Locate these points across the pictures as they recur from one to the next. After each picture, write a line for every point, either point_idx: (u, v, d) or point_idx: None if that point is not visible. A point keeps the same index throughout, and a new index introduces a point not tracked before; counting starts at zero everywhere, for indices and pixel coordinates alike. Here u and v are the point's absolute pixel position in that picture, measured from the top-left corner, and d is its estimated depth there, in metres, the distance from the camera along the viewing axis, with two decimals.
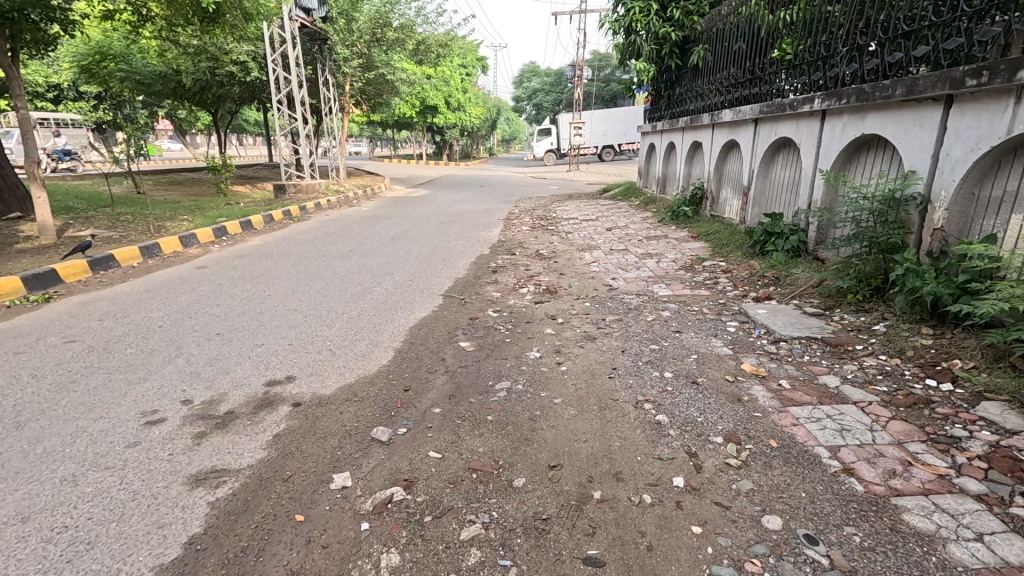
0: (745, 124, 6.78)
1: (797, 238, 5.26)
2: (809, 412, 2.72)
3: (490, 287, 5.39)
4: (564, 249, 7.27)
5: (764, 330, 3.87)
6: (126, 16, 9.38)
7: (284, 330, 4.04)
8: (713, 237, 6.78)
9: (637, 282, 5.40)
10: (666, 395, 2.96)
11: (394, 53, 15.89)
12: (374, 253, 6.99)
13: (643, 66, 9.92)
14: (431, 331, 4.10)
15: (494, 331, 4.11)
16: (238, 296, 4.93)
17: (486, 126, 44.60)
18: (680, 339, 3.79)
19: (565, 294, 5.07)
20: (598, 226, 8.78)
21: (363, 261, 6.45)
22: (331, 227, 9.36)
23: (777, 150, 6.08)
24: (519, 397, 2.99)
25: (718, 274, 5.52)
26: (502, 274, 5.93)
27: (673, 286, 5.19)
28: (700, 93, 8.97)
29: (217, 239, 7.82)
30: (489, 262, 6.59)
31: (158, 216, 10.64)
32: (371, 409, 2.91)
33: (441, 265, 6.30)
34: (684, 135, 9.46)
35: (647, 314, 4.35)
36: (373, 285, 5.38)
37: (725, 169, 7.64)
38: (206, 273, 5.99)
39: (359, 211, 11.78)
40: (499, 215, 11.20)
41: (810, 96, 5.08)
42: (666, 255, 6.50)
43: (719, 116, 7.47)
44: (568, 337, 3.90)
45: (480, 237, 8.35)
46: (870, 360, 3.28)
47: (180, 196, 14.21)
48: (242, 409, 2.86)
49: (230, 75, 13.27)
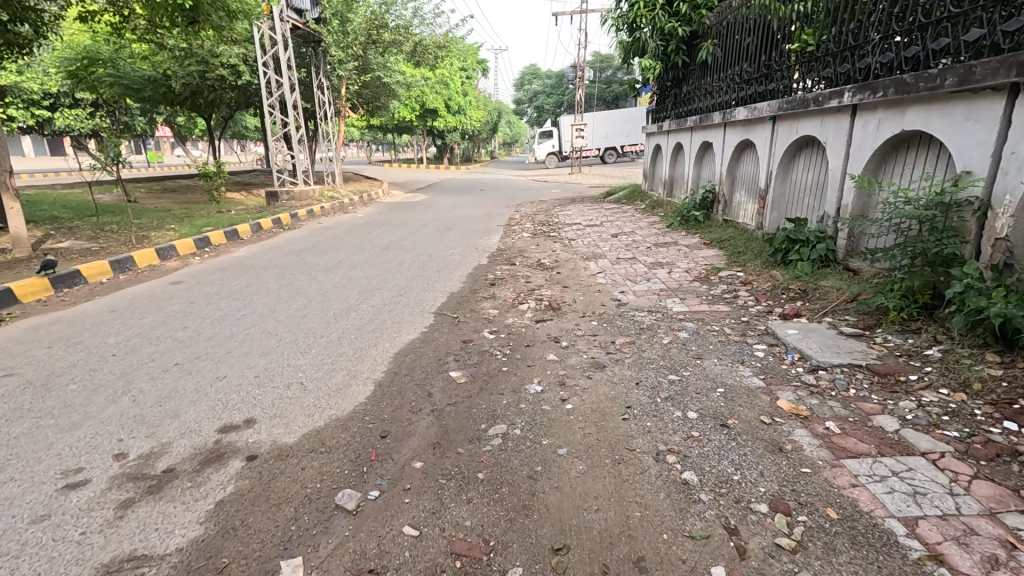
0: (760, 123, 6.29)
1: (825, 246, 4.77)
2: (870, 467, 2.24)
3: (487, 303, 4.92)
4: (567, 258, 6.80)
5: (798, 356, 3.38)
6: (107, 18, 8.98)
7: (252, 359, 3.57)
8: (728, 244, 6.30)
9: (648, 296, 4.92)
10: (692, 444, 2.47)
11: (390, 55, 15.44)
12: (364, 264, 6.53)
13: (649, 65, 9.39)
14: (419, 358, 3.62)
15: (490, 358, 3.63)
16: (209, 317, 4.47)
17: (486, 129, 44.23)
18: (702, 367, 3.30)
19: (570, 310, 4.59)
20: (602, 232, 8.31)
21: (351, 274, 5.99)
22: (323, 235, 8.91)
23: (798, 150, 5.60)
24: (516, 447, 2.51)
25: (737, 286, 5.04)
26: (500, 288, 5.46)
27: (688, 301, 4.71)
28: (710, 91, 8.48)
29: (199, 251, 7.36)
30: (487, 273, 6.12)
31: (144, 226, 10.22)
32: (340, 464, 2.44)
33: (434, 277, 5.84)
34: (693, 135, 8.98)
35: (662, 336, 3.87)
36: (359, 301, 4.92)
37: (738, 172, 7.17)
38: (180, 288, 5.53)
39: (354, 218, 11.35)
40: (499, 220, 10.74)
41: (839, 90, 4.59)
42: (678, 264, 6.02)
43: (732, 115, 6.99)
44: (574, 365, 3.43)
45: (478, 245, 7.90)
46: (930, 396, 2.79)
47: (171, 203, 13.84)
48: (184, 467, 2.39)
49: (221, 79, 12.87)
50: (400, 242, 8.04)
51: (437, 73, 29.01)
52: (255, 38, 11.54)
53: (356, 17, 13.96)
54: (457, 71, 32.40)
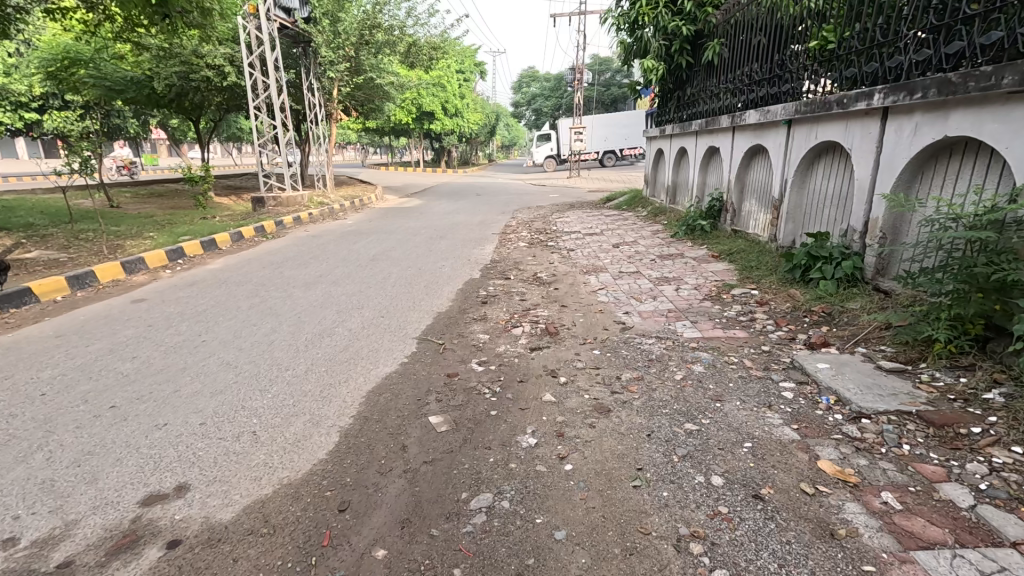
0: (774, 128, 5.82)
1: (851, 263, 4.30)
2: (950, 566, 1.76)
3: (477, 325, 4.45)
4: (565, 271, 6.34)
5: (834, 399, 2.90)
6: (81, 17, 8.57)
7: (200, 401, 3.08)
8: (739, 258, 5.84)
9: (655, 319, 4.45)
10: (721, 526, 1.99)
11: (383, 56, 15.00)
12: (346, 278, 6.06)
13: (651, 65, 8.85)
14: (395, 399, 3.14)
15: (477, 398, 3.16)
16: (164, 344, 3.98)
17: (484, 132, 43.82)
18: (723, 413, 2.83)
19: (570, 335, 4.12)
20: (603, 242, 7.84)
21: (331, 291, 5.51)
22: (307, 245, 8.42)
23: (817, 157, 5.13)
24: (503, 529, 2.04)
25: (753, 306, 4.58)
26: (492, 307, 4.99)
27: (699, 324, 4.25)
28: (715, 93, 8.04)
29: (172, 263, 6.87)
30: (479, 289, 5.65)
31: (122, 234, 9.74)
32: (283, 553, 1.95)
33: (421, 295, 5.37)
34: (698, 140, 8.53)
35: (675, 370, 3.39)
36: (335, 324, 4.44)
37: (748, 179, 6.71)
38: (141, 307, 5.04)
39: (343, 225, 10.88)
40: (494, 228, 10.27)
41: (868, 91, 4.13)
42: (685, 280, 5.56)
43: (742, 118, 6.53)
44: (574, 409, 2.95)
45: (471, 256, 7.44)
46: (1002, 456, 2.32)
47: (156, 209, 13.37)
48: (85, 559, 1.91)
49: (206, 81, 12.40)
50: (387, 253, 7.57)
51: (434, 75, 28.61)
52: (241, 37, 11.09)
53: (346, 17, 13.54)
54: (455, 73, 32.01)
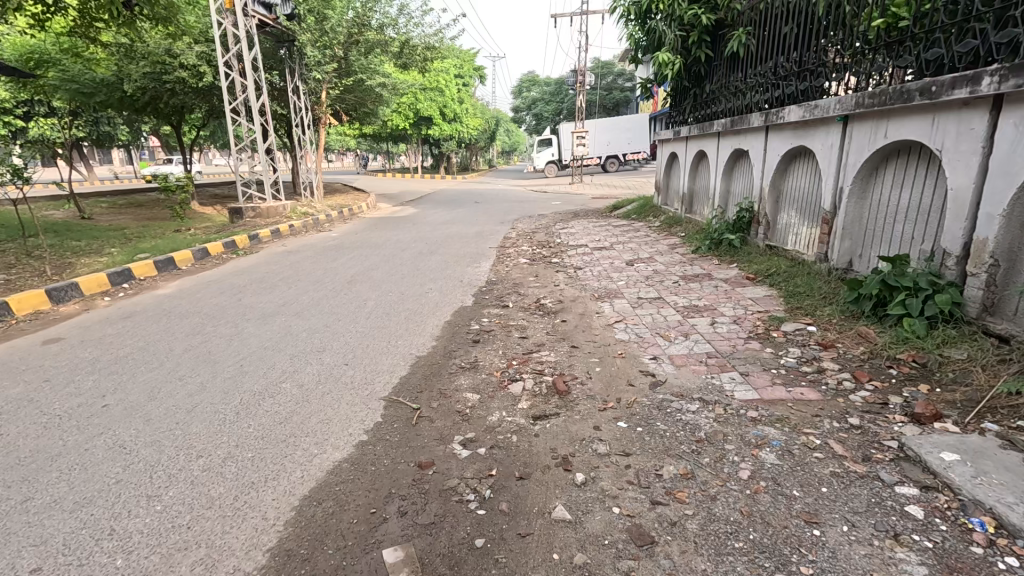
0: (823, 126, 4.85)
1: (947, 296, 3.34)
2: None
3: (463, 378, 3.47)
4: (574, 297, 5.38)
5: (994, 525, 1.92)
6: (27, 10, 7.70)
7: (51, 521, 2.12)
8: (783, 284, 4.87)
9: (692, 368, 3.49)
10: None
11: (374, 56, 14.22)
12: (313, 308, 5.10)
13: (667, 58, 7.98)
14: (339, 514, 2.18)
15: (459, 512, 2.19)
16: (50, 412, 3.02)
17: (484, 138, 43.05)
18: (829, 551, 1.85)
19: (585, 396, 3.15)
20: (614, 259, 6.88)
21: (291, 326, 4.56)
22: (280, 262, 7.47)
23: (885, 159, 4.17)
24: None
25: (816, 351, 3.61)
26: (485, 348, 4.02)
27: (752, 378, 3.28)
28: (740, 90, 7.12)
29: (115, 288, 5.91)
30: (470, 322, 4.69)
31: (80, 249, 8.83)
32: None
33: (398, 332, 4.39)
34: (719, 142, 7.58)
35: (735, 460, 2.41)
36: (283, 378, 3.47)
37: (786, 187, 5.76)
38: (50, 350, 4.07)
39: (327, 237, 9.94)
40: (492, 240, 9.31)
41: (973, 73, 3.16)
42: (720, 309, 4.60)
43: (778, 116, 5.58)
44: (600, 540, 1.98)
45: (463, 276, 6.46)
46: None
47: (129, 221, 12.46)
48: None
49: (182, 82, 11.50)
50: (369, 272, 6.61)
51: (431, 79, 27.82)
52: (215, 34, 10.20)
53: (333, 15, 12.71)
54: (453, 76, 31.21)
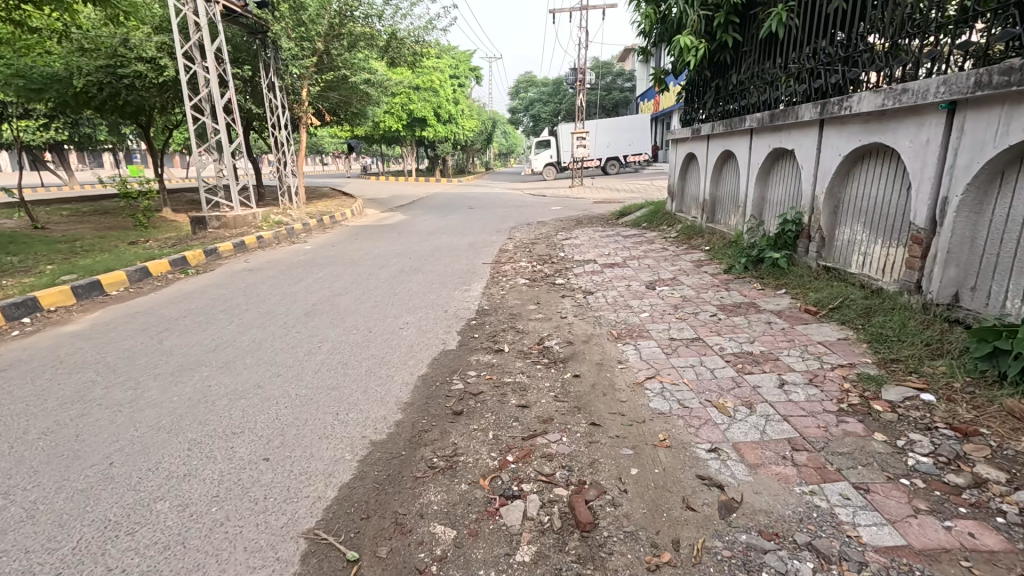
0: (913, 116, 3.71)
1: None
2: None
3: (433, 492, 2.31)
4: (587, 336, 4.22)
5: None
6: None
7: None
8: (864, 326, 3.72)
9: (776, 473, 2.34)
10: None
11: (359, 50, 13.08)
12: (249, 355, 3.92)
13: (690, 43, 6.74)
14: None
15: None
16: None
17: (481, 140, 41.90)
18: None
19: (621, 537, 1.99)
20: (632, 281, 5.73)
21: (208, 387, 3.37)
22: (233, 284, 6.30)
23: (1019, 160, 3.05)
24: None
25: (954, 441, 2.46)
26: (470, 426, 2.87)
27: (877, 496, 2.13)
28: (777, 80, 5.93)
29: (12, 324, 4.74)
30: (453, 377, 3.53)
31: (11, 266, 7.65)
32: None
33: (351, 398, 3.22)
34: (752, 142, 6.41)
35: None
36: (160, 497, 2.29)
37: (849, 195, 4.61)
38: None
39: (299, 250, 8.76)
40: (486, 253, 8.15)
41: None
42: (786, 361, 3.45)
43: (841, 105, 4.44)
44: None
45: (448, 304, 5.29)
46: None
47: (85, 230, 11.28)
48: None
49: (139, 76, 10.33)
50: (334, 298, 5.45)
51: (424, 79, 26.74)
52: (172, 20, 9.05)
53: (312, 4, 11.58)
54: (447, 74, 30.07)
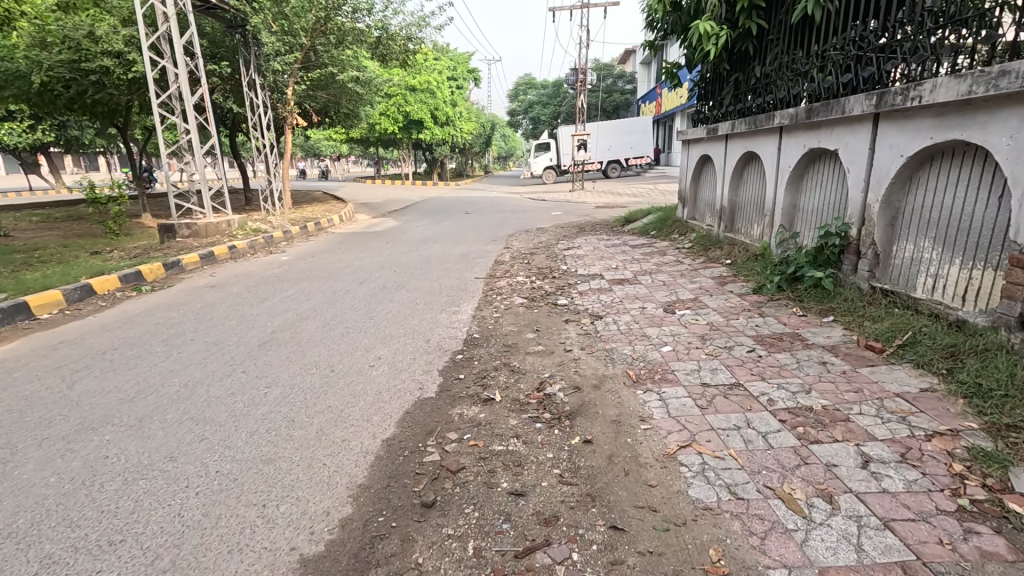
0: (1016, 105, 2.91)
1: None
2: None
3: None
4: (597, 380, 3.40)
5: None
6: None
7: None
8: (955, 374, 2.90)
9: None
10: None
11: (346, 47, 12.29)
12: (171, 408, 3.09)
13: (710, 29, 5.89)
14: None
15: None
16: None
17: (479, 143, 41.19)
18: None
19: None
20: (648, 303, 4.92)
21: (99, 462, 2.54)
22: (185, 305, 5.46)
23: None
24: None
25: None
26: (443, 532, 2.05)
27: None
28: (813, 70, 5.12)
29: None
30: (427, 443, 2.71)
31: None
32: None
33: (286, 482, 2.38)
34: (780, 141, 5.62)
35: None
36: None
37: (912, 204, 3.82)
38: None
39: (274, 261, 7.95)
40: (479, 265, 7.33)
41: None
42: (863, 424, 2.62)
43: (907, 94, 3.63)
44: None
45: (432, 331, 4.48)
46: None
47: (48, 238, 10.43)
48: None
49: (106, 71, 9.55)
50: (297, 325, 4.62)
51: (421, 80, 26.03)
52: (138, 11, 8.24)
53: None
54: (445, 75, 29.34)
